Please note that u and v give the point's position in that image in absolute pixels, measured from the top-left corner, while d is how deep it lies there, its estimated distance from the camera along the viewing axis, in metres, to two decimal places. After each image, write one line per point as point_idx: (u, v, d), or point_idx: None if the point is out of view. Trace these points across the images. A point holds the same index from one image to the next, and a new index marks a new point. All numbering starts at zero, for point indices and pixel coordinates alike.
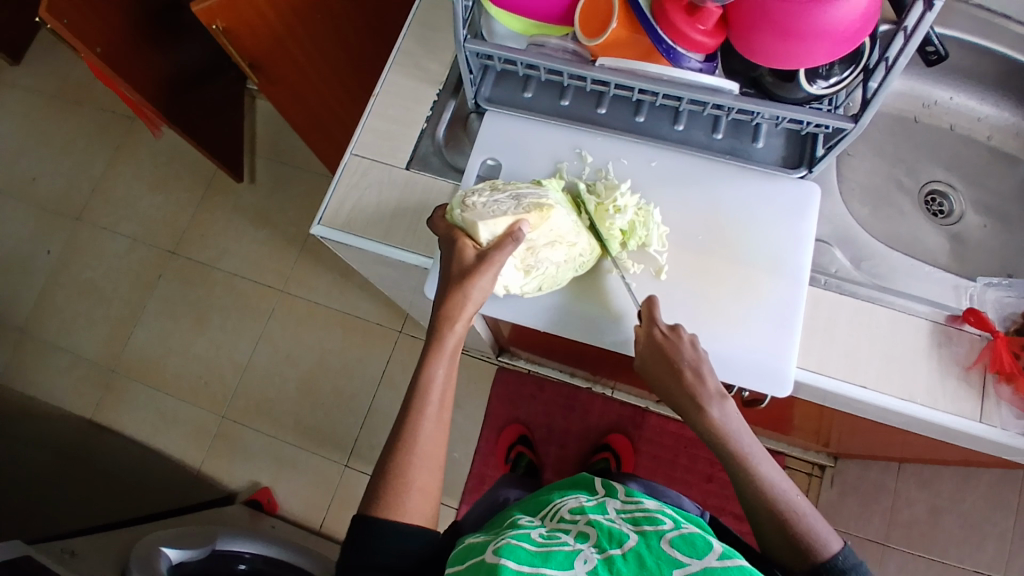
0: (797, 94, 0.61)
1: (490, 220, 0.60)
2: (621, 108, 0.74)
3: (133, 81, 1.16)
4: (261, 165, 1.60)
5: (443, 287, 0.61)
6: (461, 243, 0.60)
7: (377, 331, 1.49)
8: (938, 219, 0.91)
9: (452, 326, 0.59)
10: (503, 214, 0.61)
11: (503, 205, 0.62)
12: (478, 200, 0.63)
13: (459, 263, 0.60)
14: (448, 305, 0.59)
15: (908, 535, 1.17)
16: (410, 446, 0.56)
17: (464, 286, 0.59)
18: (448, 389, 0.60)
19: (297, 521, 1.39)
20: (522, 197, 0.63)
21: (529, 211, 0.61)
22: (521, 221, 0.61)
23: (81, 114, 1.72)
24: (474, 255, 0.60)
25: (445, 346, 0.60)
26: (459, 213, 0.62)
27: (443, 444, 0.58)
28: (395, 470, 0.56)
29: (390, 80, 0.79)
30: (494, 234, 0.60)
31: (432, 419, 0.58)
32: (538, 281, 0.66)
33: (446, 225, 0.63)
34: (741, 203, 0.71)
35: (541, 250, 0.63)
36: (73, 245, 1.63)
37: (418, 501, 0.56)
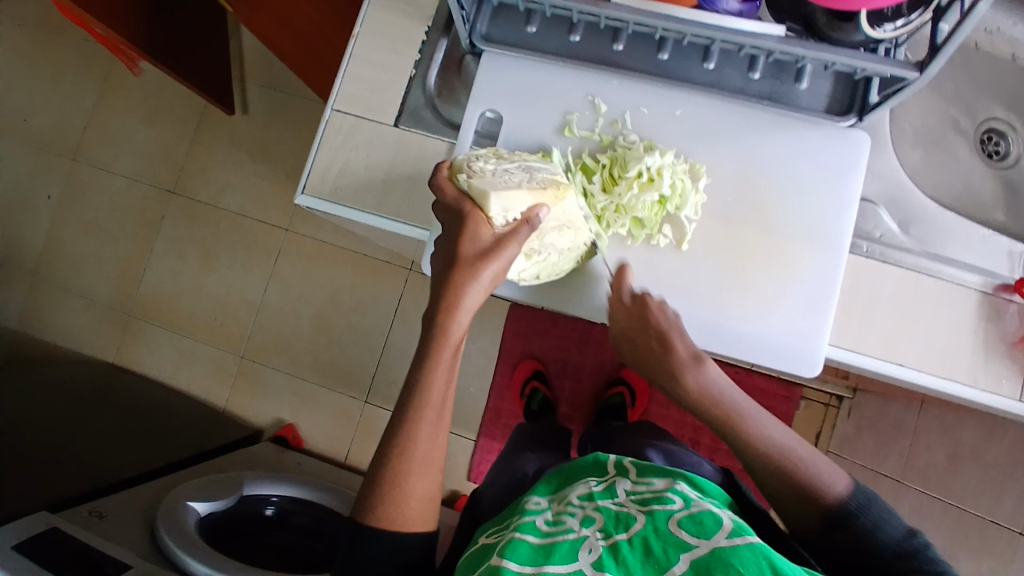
0: (855, 37, 0.51)
1: (503, 194, 0.53)
2: (641, 46, 0.63)
3: (103, 14, 1.04)
4: (253, 94, 1.49)
5: (443, 269, 0.53)
6: (473, 219, 0.53)
7: (387, 269, 1.45)
8: (992, 162, 0.82)
9: (458, 316, 0.52)
10: (518, 187, 0.54)
11: (514, 176, 0.56)
12: (486, 167, 0.56)
13: (473, 244, 0.52)
14: (454, 292, 0.52)
15: (924, 477, 1.02)
16: (410, 452, 0.53)
17: (476, 269, 0.52)
18: (449, 381, 0.55)
19: (322, 454, 1.44)
20: (533, 170, 0.57)
21: (545, 188, 0.55)
22: (538, 204, 0.54)
23: (57, 41, 1.60)
24: (490, 238, 0.53)
25: (451, 336, 0.53)
26: (465, 178, 0.55)
27: (439, 442, 0.54)
28: (390, 478, 0.52)
29: (371, 15, 0.68)
30: (507, 216, 0.54)
31: (431, 419, 0.53)
32: (537, 269, 0.60)
33: (453, 190, 0.55)
34: (779, 161, 0.63)
35: (547, 234, 0.57)
36: (70, 185, 1.58)
37: (414, 505, 0.53)
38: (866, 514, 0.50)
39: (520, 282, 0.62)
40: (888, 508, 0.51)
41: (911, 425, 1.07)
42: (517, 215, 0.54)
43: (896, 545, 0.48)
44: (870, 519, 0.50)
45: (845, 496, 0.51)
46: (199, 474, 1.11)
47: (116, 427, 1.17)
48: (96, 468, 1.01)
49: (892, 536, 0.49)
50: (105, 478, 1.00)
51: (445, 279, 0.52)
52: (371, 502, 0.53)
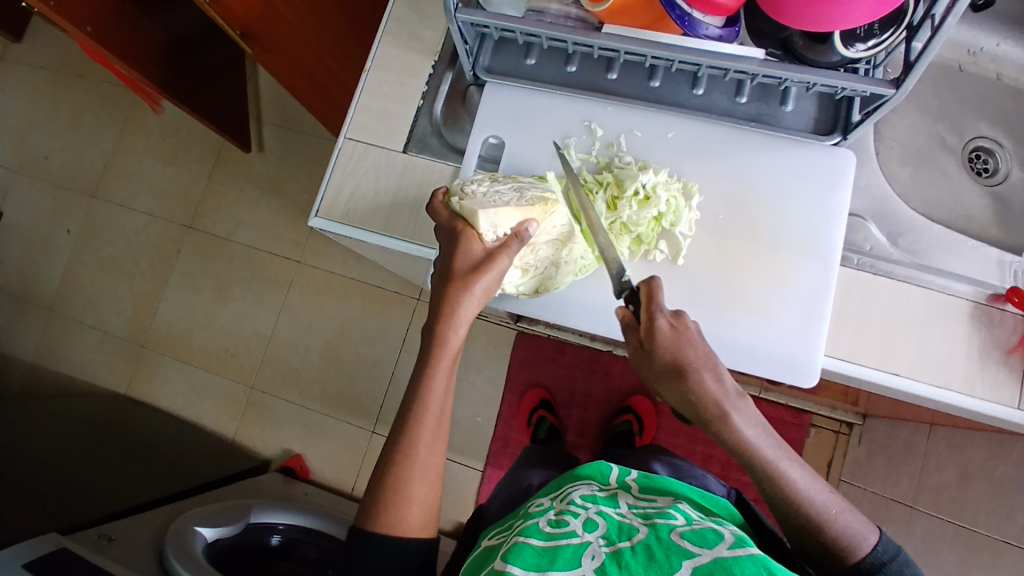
0: (831, 58, 0.55)
1: (491, 210, 0.56)
2: (634, 72, 0.67)
3: (129, 58, 1.11)
4: (268, 133, 1.56)
5: (440, 282, 0.56)
6: (465, 235, 0.56)
7: (394, 298, 1.47)
8: (981, 178, 0.84)
9: (454, 327, 0.54)
10: (507, 206, 0.57)
11: (504, 196, 0.59)
12: (478, 189, 0.59)
13: (466, 258, 0.56)
14: (448, 305, 0.54)
15: (936, 500, 1.01)
16: (409, 458, 0.54)
17: (469, 281, 0.54)
18: (447, 391, 0.56)
19: (329, 484, 1.44)
20: (524, 189, 0.60)
21: (534, 206, 0.59)
22: (527, 220, 0.58)
23: (85, 89, 1.69)
24: (482, 251, 0.56)
25: (447, 347, 0.55)
26: (458, 201, 0.58)
27: (437, 448, 0.55)
28: (391, 484, 0.53)
29: (381, 52, 0.73)
30: (496, 232, 0.57)
31: (429, 427, 0.54)
32: (534, 282, 0.63)
33: (447, 213, 0.58)
34: (767, 177, 0.66)
35: (540, 247, 0.61)
36: (92, 223, 1.64)
37: (414, 510, 0.54)
38: (895, 563, 0.52)
39: (520, 296, 0.65)
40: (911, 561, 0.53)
41: (922, 448, 1.06)
42: (507, 230, 0.58)
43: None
44: (899, 568, 0.52)
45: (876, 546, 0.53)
46: (204, 501, 1.11)
47: (125, 455, 1.18)
48: (104, 495, 1.02)
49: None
50: (112, 504, 1.01)
51: (441, 291, 0.55)
52: (374, 508, 0.53)
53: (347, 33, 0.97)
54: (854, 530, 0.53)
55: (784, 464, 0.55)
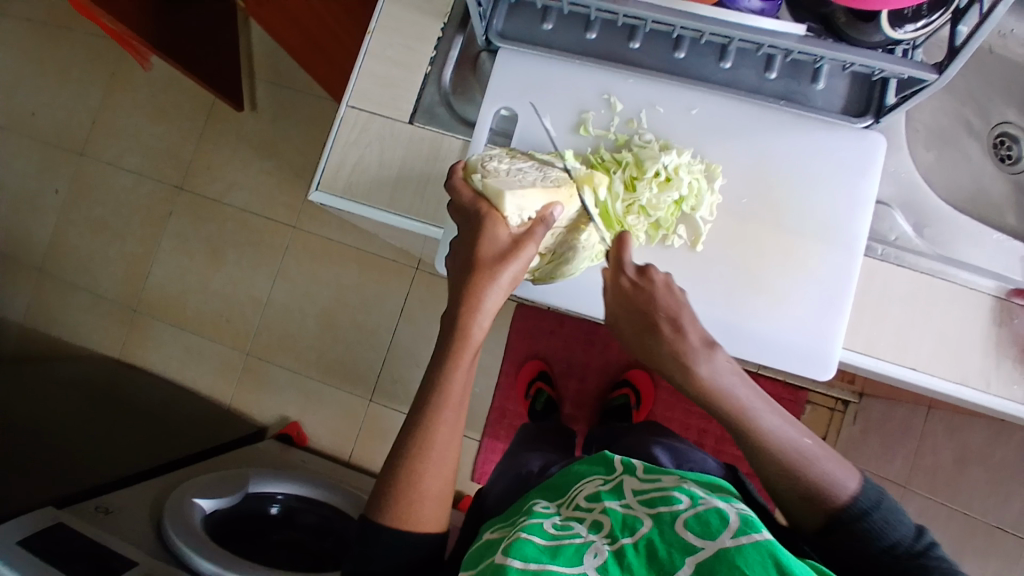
0: (874, 38, 0.52)
1: (518, 193, 0.53)
2: (657, 42, 0.63)
3: (115, 10, 1.04)
4: (262, 91, 1.49)
5: (460, 272, 0.53)
6: (490, 218, 0.53)
7: (393, 268, 1.44)
8: (1005, 165, 0.81)
9: (479, 320, 0.52)
10: (533, 186, 0.54)
11: (528, 175, 0.56)
12: (500, 166, 0.56)
13: (492, 246, 0.52)
14: (464, 293, 0.52)
15: (932, 482, 1.02)
16: (423, 452, 0.52)
17: (496, 271, 0.52)
18: (467, 386, 0.54)
19: (327, 451, 1.44)
20: (547, 169, 0.57)
21: (559, 187, 0.56)
22: (553, 203, 0.55)
23: (67, 38, 1.60)
24: (508, 238, 0.53)
25: (472, 342, 0.52)
26: (480, 178, 0.55)
27: (455, 440, 0.54)
28: (405, 478, 0.52)
29: (386, 11, 0.68)
30: (522, 215, 0.54)
31: (449, 421, 0.53)
32: (550, 267, 0.61)
33: (468, 192, 0.55)
34: (793, 160, 0.63)
35: (561, 231, 0.58)
36: (79, 182, 1.58)
37: (428, 505, 0.53)
38: (877, 510, 0.49)
39: (533, 281, 0.63)
40: (895, 504, 0.51)
41: (919, 429, 1.07)
42: (532, 213, 0.54)
43: (905, 544, 0.48)
44: (881, 514, 0.49)
45: (856, 493, 0.50)
46: (203, 471, 1.10)
47: (123, 423, 1.17)
48: (103, 464, 1.02)
49: (901, 536, 0.48)
50: (111, 474, 1.00)
51: (463, 283, 0.52)
52: (385, 502, 0.52)
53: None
54: (832, 474, 0.51)
55: (771, 411, 0.53)
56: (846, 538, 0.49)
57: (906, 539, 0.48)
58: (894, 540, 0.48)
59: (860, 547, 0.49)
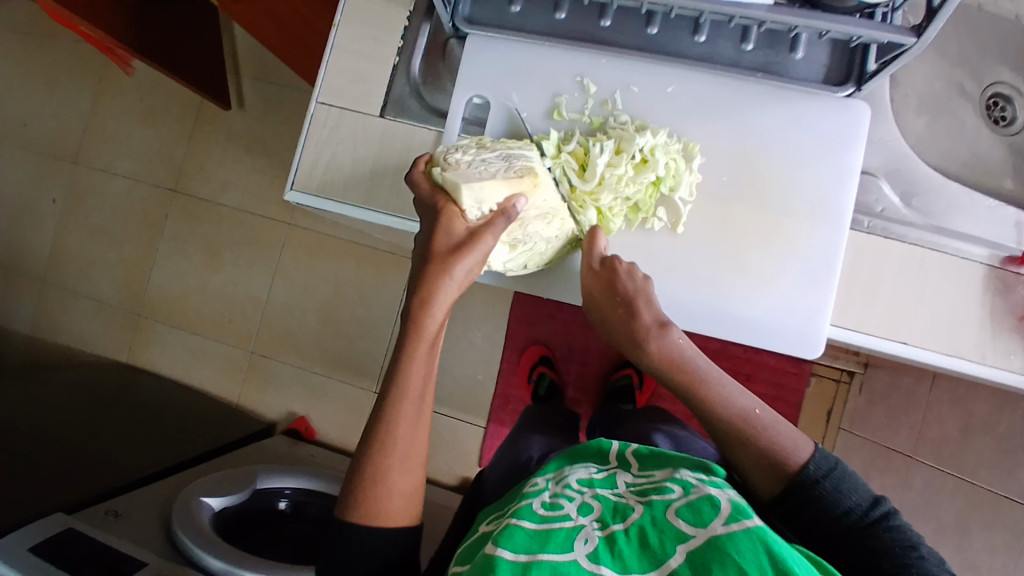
0: (848, 1, 0.49)
1: (476, 185, 0.52)
2: (630, 20, 0.61)
3: (90, 15, 1.03)
4: (248, 88, 1.48)
5: (419, 266, 0.53)
6: (447, 214, 0.53)
7: (388, 259, 1.44)
8: (999, 128, 0.78)
9: (433, 312, 0.52)
10: (494, 178, 0.53)
11: (492, 166, 0.55)
12: (462, 158, 0.55)
13: (447, 238, 0.52)
14: (426, 289, 0.51)
15: (936, 452, 1.01)
16: (390, 445, 0.52)
17: (449, 263, 0.51)
18: (427, 378, 0.54)
19: (333, 444, 1.46)
20: (513, 158, 0.56)
21: (522, 178, 0.54)
22: (515, 194, 0.53)
23: (51, 45, 1.59)
24: (465, 231, 0.52)
25: (426, 333, 0.52)
26: (440, 172, 0.54)
27: (421, 435, 0.54)
28: (370, 476, 0.52)
29: (350, 3, 0.66)
30: (482, 208, 0.53)
31: (409, 413, 0.53)
32: (524, 258, 0.60)
33: (428, 186, 0.55)
34: (776, 134, 0.61)
35: (530, 223, 0.56)
36: (73, 189, 1.59)
37: (398, 500, 0.53)
38: (830, 474, 0.48)
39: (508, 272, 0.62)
40: (854, 474, 0.49)
41: (923, 400, 1.05)
42: (493, 206, 0.54)
43: (860, 511, 0.46)
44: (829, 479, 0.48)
45: (810, 458, 0.49)
46: (211, 470, 1.12)
47: (129, 426, 1.19)
48: (109, 467, 1.04)
49: (855, 502, 0.47)
50: (120, 477, 1.02)
51: (418, 276, 0.52)
52: (353, 499, 0.52)
53: None
54: (790, 439, 0.51)
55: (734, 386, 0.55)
56: (800, 504, 0.48)
57: (859, 503, 0.47)
58: (847, 505, 0.47)
59: (813, 510, 0.47)
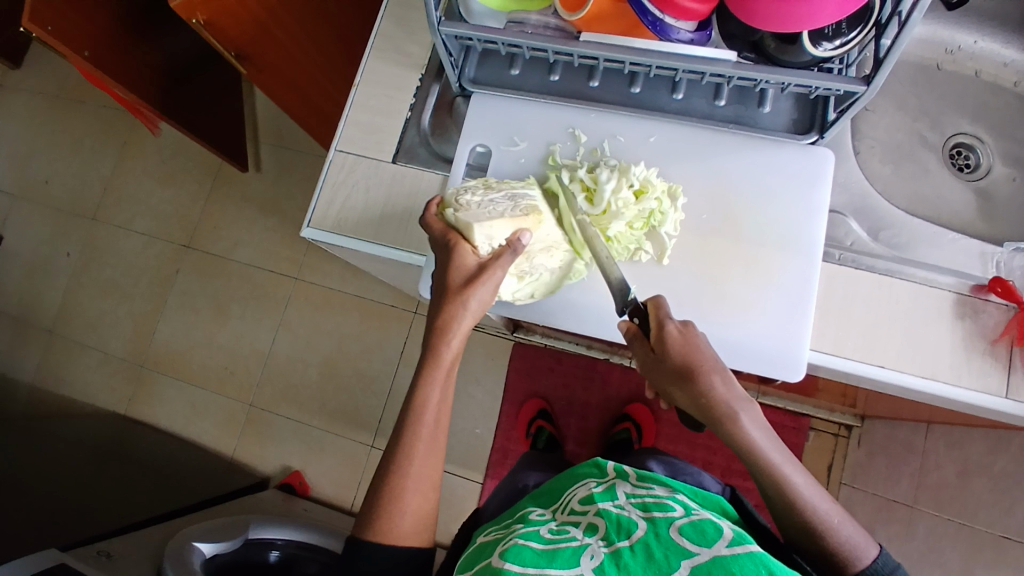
0: (801, 58, 0.57)
1: (485, 223, 0.58)
2: (615, 79, 0.70)
3: (127, 81, 1.13)
4: (265, 152, 1.58)
5: (436, 297, 0.58)
6: (459, 248, 0.58)
7: (391, 313, 1.49)
8: (963, 174, 0.85)
9: (447, 339, 0.56)
10: (501, 217, 0.60)
11: (499, 207, 0.61)
12: (472, 200, 0.62)
13: (459, 272, 0.58)
14: (443, 319, 0.56)
15: (937, 498, 1.01)
16: (404, 472, 0.55)
17: (463, 296, 0.56)
18: (444, 400, 0.58)
19: (327, 500, 1.43)
20: (517, 198, 0.63)
21: (526, 215, 0.61)
22: (520, 230, 0.60)
23: (84, 114, 1.72)
24: (475, 264, 0.58)
25: (441, 360, 0.57)
26: (452, 213, 0.60)
27: (432, 460, 0.56)
28: (387, 493, 0.55)
29: (369, 68, 0.75)
30: (492, 243, 0.59)
31: (427, 437, 0.56)
32: (531, 288, 0.65)
33: (440, 226, 0.60)
34: (748, 177, 0.67)
35: (535, 255, 0.63)
36: (90, 245, 1.66)
37: (408, 519, 0.55)
38: None
39: (515, 302, 0.68)
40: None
41: (920, 447, 1.06)
42: (501, 241, 0.60)
43: None
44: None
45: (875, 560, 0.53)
46: (205, 518, 1.11)
47: (124, 474, 1.18)
48: (104, 514, 1.03)
49: None
50: (113, 523, 1.01)
51: (438, 306, 0.57)
52: (369, 517, 0.55)
53: (340, 61, 1.01)
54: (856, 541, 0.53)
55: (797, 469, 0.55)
56: None
57: None
58: None
59: None
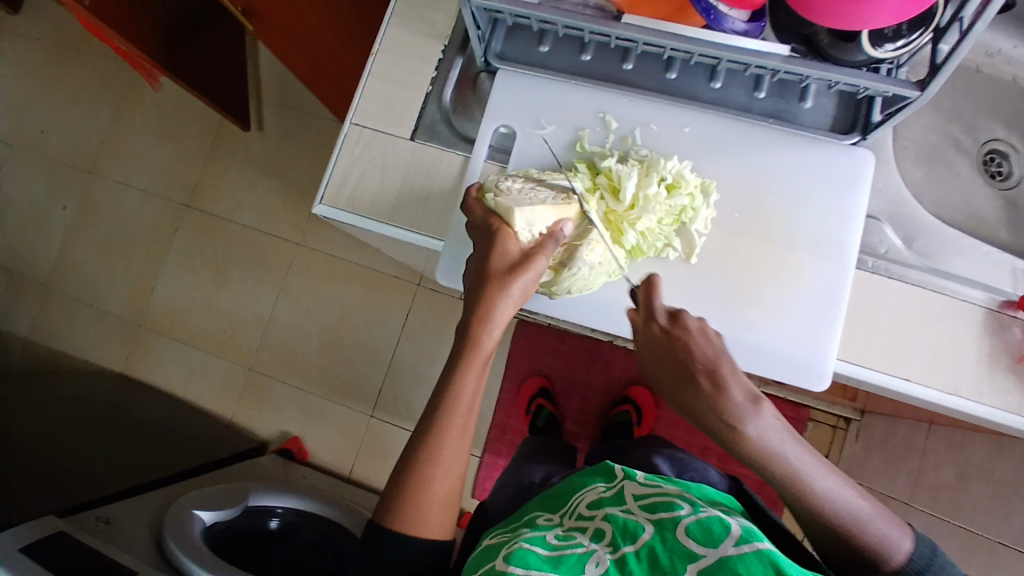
0: (856, 57, 0.54)
1: (527, 209, 0.57)
2: (650, 64, 0.66)
3: (129, 33, 1.07)
4: (268, 112, 1.53)
5: (475, 285, 0.55)
6: (502, 233, 0.56)
7: (394, 284, 1.46)
8: (995, 181, 0.83)
9: (489, 329, 0.54)
10: (542, 203, 0.58)
11: (539, 194, 0.59)
12: (513, 186, 0.60)
13: (503, 259, 0.55)
14: (485, 306, 0.54)
15: (933, 498, 1.01)
16: (431, 462, 0.54)
17: (506, 282, 0.54)
18: (478, 393, 0.56)
19: (325, 467, 1.44)
20: (558, 187, 0.61)
21: (567, 205, 0.59)
22: (563, 219, 0.58)
23: (80, 62, 1.65)
24: (518, 252, 0.56)
25: (482, 348, 0.54)
26: (493, 197, 0.59)
27: (461, 450, 0.55)
28: (408, 487, 0.53)
29: (390, 36, 0.71)
30: (532, 231, 0.57)
31: (457, 428, 0.54)
32: (569, 284, 0.61)
33: (481, 210, 0.59)
34: (784, 177, 0.65)
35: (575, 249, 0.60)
36: (88, 199, 1.61)
37: (436, 509, 0.54)
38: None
39: (550, 296, 0.64)
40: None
41: (920, 446, 1.06)
42: (542, 229, 0.58)
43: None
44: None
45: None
46: (206, 484, 1.11)
47: (124, 436, 1.17)
48: (104, 477, 1.02)
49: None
50: (114, 487, 1.00)
51: (477, 292, 0.55)
52: (394, 504, 0.54)
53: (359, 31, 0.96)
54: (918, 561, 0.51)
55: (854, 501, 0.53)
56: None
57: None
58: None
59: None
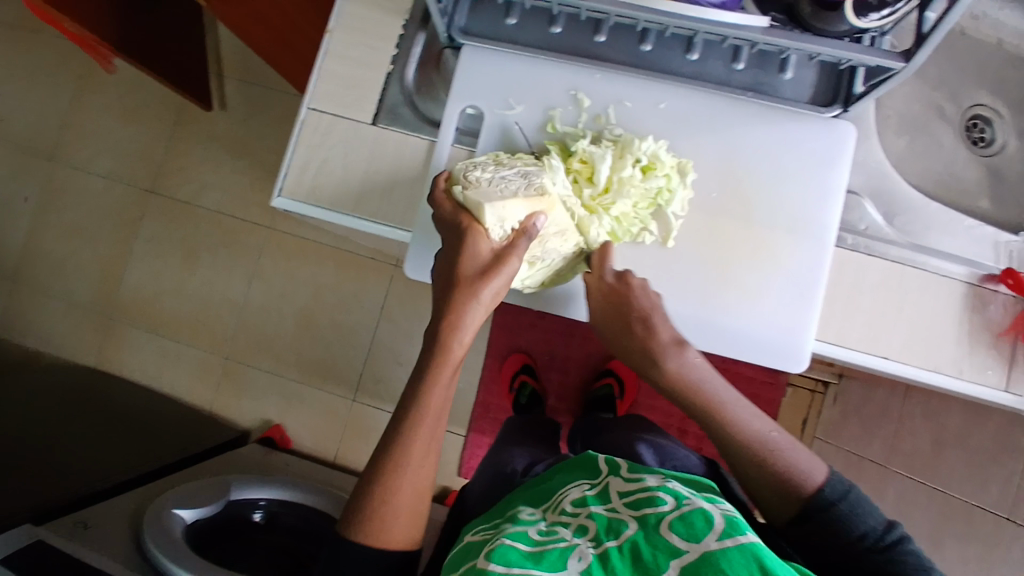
0: (839, 26, 0.51)
1: (497, 204, 0.53)
2: (623, 37, 0.62)
3: (74, 12, 0.99)
4: (231, 89, 1.45)
5: (444, 289, 0.53)
6: (471, 231, 0.54)
7: (372, 266, 1.43)
8: (977, 149, 0.81)
9: (458, 335, 0.52)
10: (514, 197, 0.54)
11: (511, 184, 0.56)
12: (482, 176, 0.56)
13: (475, 262, 0.53)
14: (454, 314, 0.52)
15: (909, 462, 1.02)
16: (401, 467, 0.52)
17: (477, 288, 0.52)
18: (447, 400, 0.54)
19: (309, 452, 1.43)
20: (531, 175, 0.56)
21: (541, 195, 0.55)
22: (536, 213, 0.54)
23: (26, 38, 1.54)
24: (489, 252, 0.54)
25: (450, 357, 0.52)
26: (460, 191, 0.56)
27: (432, 452, 0.54)
28: (376, 494, 0.52)
29: (346, 10, 0.66)
30: (504, 227, 0.54)
31: (427, 432, 0.53)
32: (541, 274, 0.61)
33: (450, 205, 0.56)
34: (764, 155, 0.62)
35: (549, 241, 0.57)
36: (45, 186, 1.54)
37: (399, 523, 0.52)
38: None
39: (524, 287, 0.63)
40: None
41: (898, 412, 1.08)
42: (514, 224, 0.54)
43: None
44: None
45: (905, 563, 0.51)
46: (187, 480, 1.09)
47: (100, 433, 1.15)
48: (80, 477, 1.00)
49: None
50: (91, 487, 0.98)
51: (448, 299, 0.52)
52: (358, 517, 0.52)
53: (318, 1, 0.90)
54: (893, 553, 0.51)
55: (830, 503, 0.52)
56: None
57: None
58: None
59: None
